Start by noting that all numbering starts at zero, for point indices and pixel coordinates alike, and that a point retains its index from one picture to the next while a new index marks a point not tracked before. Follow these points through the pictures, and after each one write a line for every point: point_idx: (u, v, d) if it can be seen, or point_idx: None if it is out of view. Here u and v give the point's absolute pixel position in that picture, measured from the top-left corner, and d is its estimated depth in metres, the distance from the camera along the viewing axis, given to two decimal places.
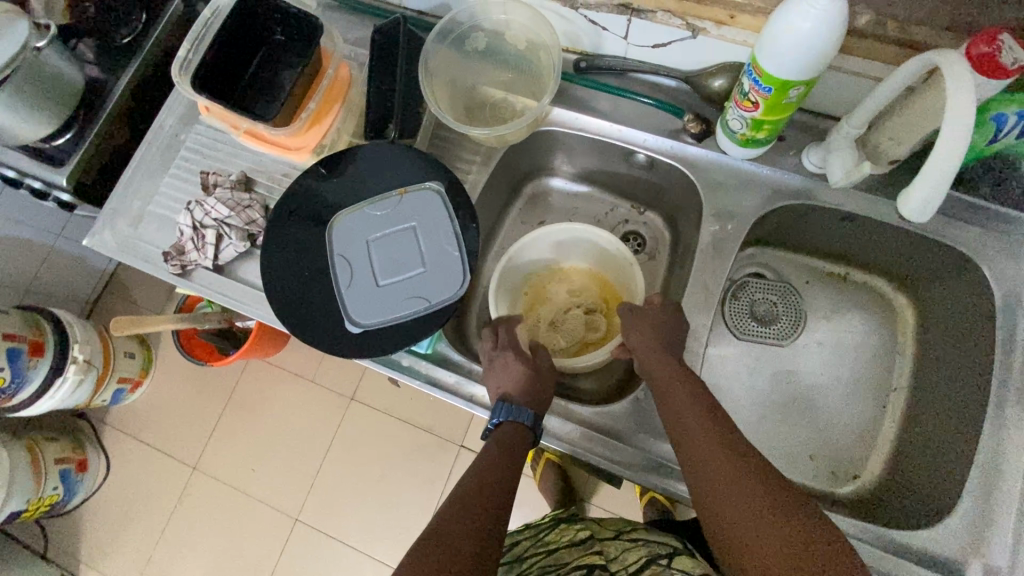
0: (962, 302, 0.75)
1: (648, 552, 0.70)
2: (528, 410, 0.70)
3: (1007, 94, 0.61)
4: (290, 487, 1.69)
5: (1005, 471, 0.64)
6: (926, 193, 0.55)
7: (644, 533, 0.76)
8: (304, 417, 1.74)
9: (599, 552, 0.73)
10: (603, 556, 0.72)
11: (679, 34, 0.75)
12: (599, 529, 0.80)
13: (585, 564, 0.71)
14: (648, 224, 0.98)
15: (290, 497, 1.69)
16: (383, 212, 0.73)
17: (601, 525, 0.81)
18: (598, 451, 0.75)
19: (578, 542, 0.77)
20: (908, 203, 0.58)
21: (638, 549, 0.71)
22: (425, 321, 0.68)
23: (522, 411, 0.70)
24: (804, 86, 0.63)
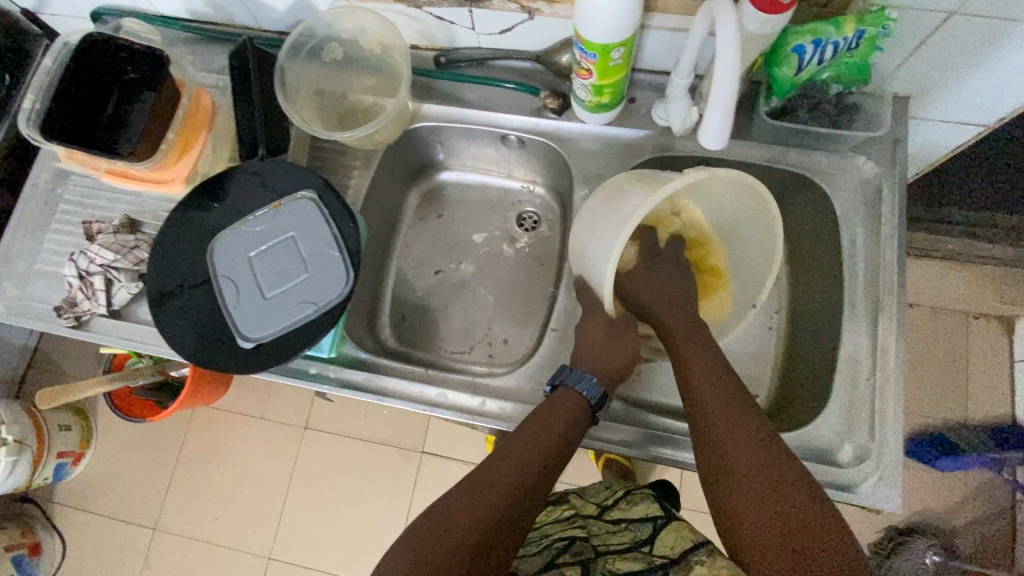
0: (816, 219, 0.82)
1: (633, 535, 0.66)
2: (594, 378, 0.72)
3: (797, 28, 0.67)
4: (259, 527, 1.67)
5: (862, 360, 0.73)
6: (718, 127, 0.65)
7: (625, 508, 0.72)
8: (261, 454, 1.72)
9: (580, 526, 0.70)
10: (586, 530, 0.69)
11: (518, 18, 0.80)
12: (584, 508, 0.74)
13: (567, 538, 0.68)
14: (540, 200, 1.03)
15: (260, 537, 1.66)
16: (261, 227, 0.74)
17: (583, 498, 0.77)
18: (605, 432, 0.78)
19: (561, 516, 0.74)
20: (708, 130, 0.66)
21: (623, 532, 0.67)
22: (318, 324, 0.71)
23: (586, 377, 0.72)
24: (623, 47, 0.68)
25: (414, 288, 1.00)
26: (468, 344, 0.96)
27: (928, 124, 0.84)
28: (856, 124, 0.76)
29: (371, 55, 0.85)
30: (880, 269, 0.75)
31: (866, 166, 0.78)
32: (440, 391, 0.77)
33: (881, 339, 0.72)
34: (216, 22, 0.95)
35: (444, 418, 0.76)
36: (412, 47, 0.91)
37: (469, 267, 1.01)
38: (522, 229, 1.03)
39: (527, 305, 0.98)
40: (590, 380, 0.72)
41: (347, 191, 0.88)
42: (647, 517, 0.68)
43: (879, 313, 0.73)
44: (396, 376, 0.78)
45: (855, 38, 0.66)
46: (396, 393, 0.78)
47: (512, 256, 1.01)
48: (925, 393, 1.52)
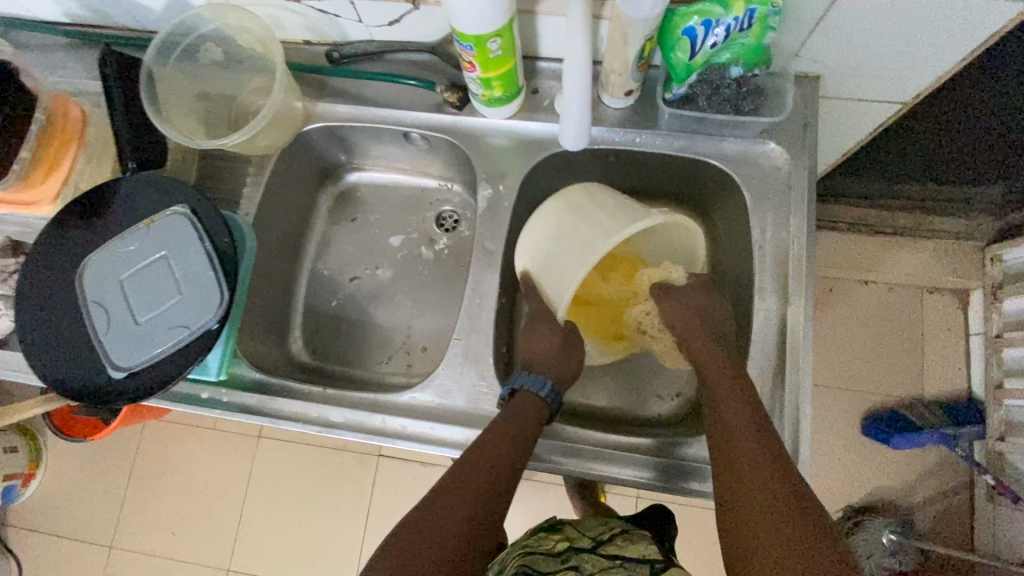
0: (732, 208, 0.78)
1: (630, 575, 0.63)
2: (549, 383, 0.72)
3: (685, 9, 0.63)
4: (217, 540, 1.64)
5: (773, 358, 0.69)
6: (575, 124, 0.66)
7: (623, 545, 0.69)
8: (217, 467, 1.68)
9: (576, 567, 0.65)
10: (579, 568, 0.65)
11: (402, 8, 0.74)
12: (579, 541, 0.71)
13: None
14: (458, 198, 0.98)
15: (219, 550, 1.64)
16: (132, 248, 0.70)
17: (577, 533, 0.73)
18: (585, 463, 0.72)
19: (554, 554, 0.68)
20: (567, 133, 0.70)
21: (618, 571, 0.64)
22: (192, 350, 0.66)
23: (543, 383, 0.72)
24: (499, 37, 0.63)
25: (328, 298, 0.95)
26: (386, 354, 0.92)
27: (846, 103, 0.80)
28: (762, 108, 0.71)
29: (252, 54, 0.79)
30: (792, 260, 0.71)
31: (775, 153, 0.74)
32: (338, 411, 0.73)
33: (792, 334, 0.69)
34: (94, 24, 0.89)
35: (341, 439, 0.72)
36: (303, 42, 0.85)
37: (386, 272, 0.96)
38: (441, 230, 0.98)
39: (446, 309, 0.93)
40: (544, 381, 0.72)
41: (240, 200, 0.83)
42: (644, 559, 0.66)
43: (790, 308, 0.70)
44: (292, 397, 0.74)
45: (746, 17, 0.62)
46: (291, 415, 0.73)
47: (431, 259, 0.96)
48: (881, 371, 1.50)
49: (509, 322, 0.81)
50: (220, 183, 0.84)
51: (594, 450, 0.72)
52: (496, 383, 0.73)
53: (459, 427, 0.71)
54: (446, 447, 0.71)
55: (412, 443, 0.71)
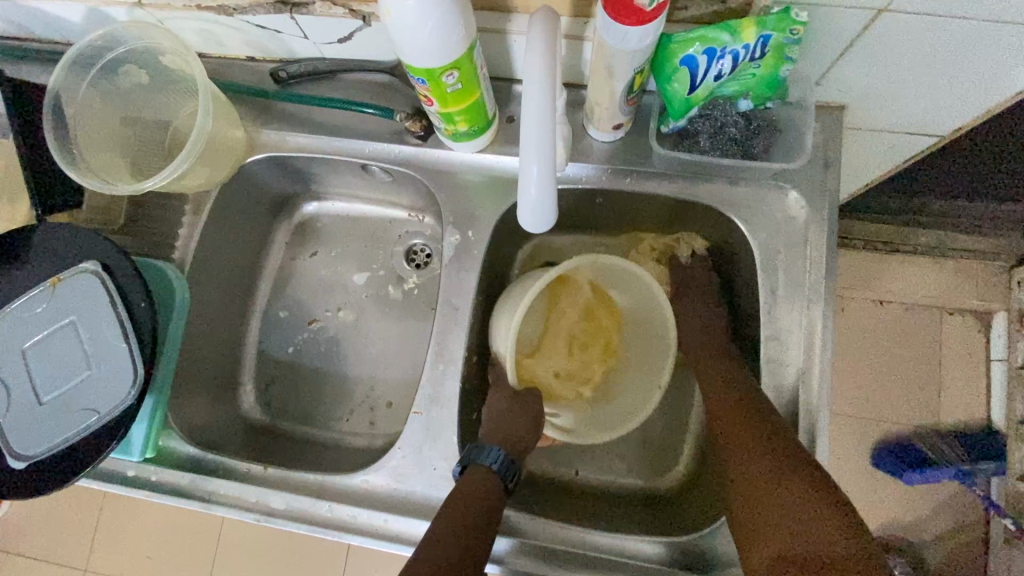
0: (738, 260, 0.67)
1: None
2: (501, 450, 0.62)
3: (685, 34, 0.51)
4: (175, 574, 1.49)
5: None
6: (539, 187, 0.44)
7: None
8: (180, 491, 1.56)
9: None
10: None
11: (352, 25, 0.63)
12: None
13: None
14: (429, 231, 0.88)
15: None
16: (35, 312, 0.60)
17: None
18: (562, 569, 0.60)
19: None
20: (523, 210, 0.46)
21: None
22: (102, 435, 0.57)
23: (493, 452, 0.62)
24: (457, 70, 0.52)
25: (284, 343, 0.85)
26: (348, 409, 0.83)
27: (873, 133, 0.68)
28: (773, 150, 0.61)
29: (182, 76, 0.69)
30: (806, 327, 0.60)
31: (791, 201, 0.62)
32: (279, 496, 0.64)
33: (806, 417, 0.59)
34: (10, 36, 0.77)
35: (282, 528, 0.63)
36: (246, 59, 0.74)
37: (349, 314, 0.86)
38: (411, 266, 0.87)
39: (415, 359, 0.83)
40: (497, 451, 0.62)
41: (175, 242, 0.73)
42: None
43: (804, 385, 0.59)
44: (227, 477, 0.65)
45: (758, 45, 0.51)
46: (226, 498, 0.65)
47: (399, 300, 0.86)
48: (899, 400, 1.36)
49: (477, 386, 0.72)
50: (152, 223, 0.73)
51: (578, 553, 0.61)
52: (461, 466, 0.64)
53: (416, 518, 0.62)
54: (399, 542, 0.62)
55: (362, 536, 0.62)
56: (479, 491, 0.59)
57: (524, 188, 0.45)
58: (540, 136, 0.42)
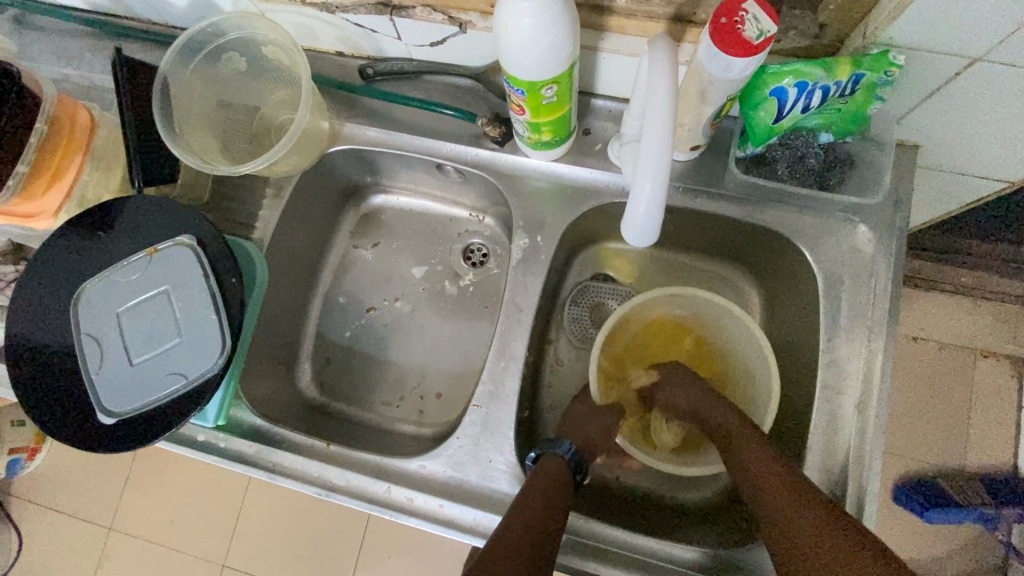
0: (797, 286, 0.69)
1: None
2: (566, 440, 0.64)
3: (779, 66, 0.54)
4: (198, 540, 1.53)
5: (836, 472, 0.60)
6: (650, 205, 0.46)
7: None
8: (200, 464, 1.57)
9: None
10: None
11: (448, 31, 0.66)
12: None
13: None
14: (489, 232, 0.91)
15: (200, 548, 1.52)
16: (132, 279, 0.63)
17: None
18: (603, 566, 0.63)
19: None
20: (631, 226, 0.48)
21: None
22: (186, 400, 0.61)
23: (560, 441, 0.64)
24: (556, 84, 0.55)
25: (341, 327, 0.89)
26: (398, 396, 0.85)
27: (942, 173, 0.69)
28: (848, 184, 0.63)
29: (279, 66, 0.72)
30: (866, 357, 0.62)
31: (860, 234, 0.64)
32: (340, 473, 0.67)
33: (860, 445, 0.60)
34: (116, 15, 0.82)
35: (339, 504, 0.66)
36: (335, 54, 0.78)
37: (405, 305, 0.89)
38: (467, 264, 0.90)
39: (465, 354, 0.86)
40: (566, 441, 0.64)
41: (255, 223, 0.77)
42: None
43: (861, 414, 0.61)
44: (291, 451, 0.68)
45: (850, 82, 0.53)
46: (289, 470, 0.68)
47: (454, 295, 0.89)
48: (927, 437, 1.35)
49: (531, 385, 0.74)
50: (234, 203, 0.77)
51: (619, 554, 0.64)
52: (514, 460, 0.66)
53: (469, 506, 0.65)
54: (451, 528, 0.64)
55: (415, 519, 0.65)
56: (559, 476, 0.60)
57: (632, 208, 0.47)
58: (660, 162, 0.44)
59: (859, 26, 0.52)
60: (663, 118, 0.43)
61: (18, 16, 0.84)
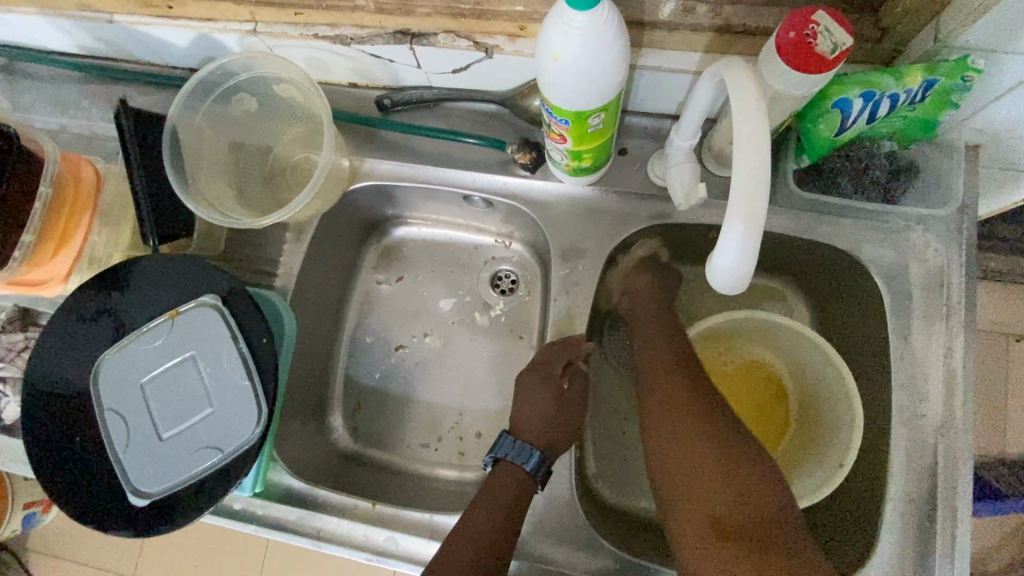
0: (856, 302, 0.65)
1: None
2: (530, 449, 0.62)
3: (844, 76, 0.50)
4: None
5: (923, 503, 0.56)
6: (739, 247, 0.40)
7: None
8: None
9: None
10: None
11: (473, 56, 0.62)
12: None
13: None
14: (516, 258, 0.86)
15: None
16: (155, 346, 0.59)
17: None
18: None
19: None
20: (718, 268, 0.42)
21: None
22: (222, 475, 0.56)
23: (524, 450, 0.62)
24: (604, 112, 0.51)
25: (370, 368, 0.84)
26: (435, 438, 0.81)
27: (999, 172, 0.66)
28: (910, 194, 0.59)
29: (292, 102, 0.69)
30: (945, 376, 0.58)
31: (927, 244, 0.60)
32: (389, 535, 0.63)
33: (945, 471, 0.56)
34: (112, 58, 0.77)
35: (393, 567, 0.62)
36: (348, 85, 0.73)
37: (435, 341, 0.85)
38: (496, 293, 0.86)
39: (503, 389, 0.82)
40: (529, 448, 0.62)
41: (276, 270, 0.72)
42: None
43: (944, 438, 0.57)
44: (335, 514, 0.64)
45: (922, 89, 0.49)
46: (334, 535, 0.64)
47: (485, 327, 0.85)
48: None
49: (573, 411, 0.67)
50: (252, 250, 0.73)
51: None
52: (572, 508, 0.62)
53: None
54: None
55: None
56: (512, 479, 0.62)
57: (724, 245, 0.40)
58: (758, 185, 0.38)
59: (929, 29, 0.48)
60: (753, 134, 0.39)
61: (6, 65, 0.79)
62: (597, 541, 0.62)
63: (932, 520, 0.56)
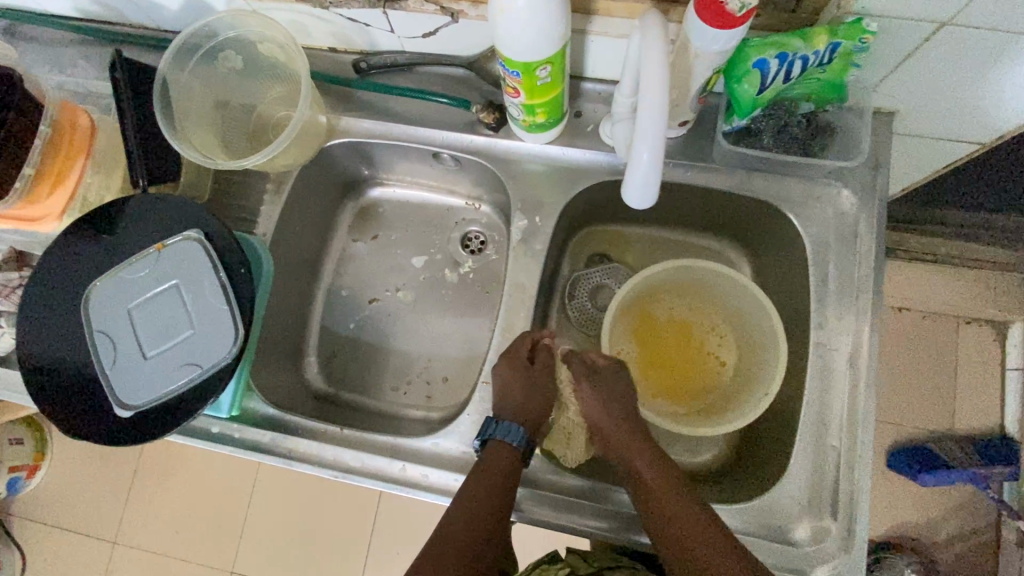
0: (784, 254, 0.72)
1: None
2: (517, 427, 0.65)
3: (760, 39, 0.56)
4: (205, 550, 1.53)
5: (832, 425, 0.63)
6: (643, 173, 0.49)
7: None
8: (204, 472, 1.56)
9: None
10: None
11: (440, 21, 0.68)
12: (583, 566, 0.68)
13: None
14: (485, 219, 0.93)
15: (210, 555, 1.52)
16: (142, 275, 0.65)
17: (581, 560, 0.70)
18: (594, 522, 0.66)
19: None
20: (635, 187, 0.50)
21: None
22: (201, 391, 0.62)
23: (512, 428, 0.65)
24: (550, 64, 0.57)
25: (346, 318, 0.90)
26: (406, 382, 0.87)
27: (916, 139, 0.73)
28: (829, 150, 0.66)
29: (275, 62, 0.74)
30: (855, 313, 0.65)
31: (843, 198, 0.67)
32: (355, 455, 0.69)
33: (852, 397, 0.63)
34: (107, 21, 0.82)
35: (362, 484, 0.68)
36: (329, 49, 0.79)
37: (408, 295, 0.91)
38: (466, 251, 0.92)
39: (470, 339, 0.88)
40: (512, 427, 0.65)
41: (257, 218, 0.78)
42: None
43: (852, 368, 0.64)
44: (307, 437, 0.70)
45: (828, 52, 0.55)
46: (305, 456, 0.69)
47: (455, 282, 0.91)
48: (915, 402, 1.37)
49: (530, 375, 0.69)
50: (237, 200, 0.79)
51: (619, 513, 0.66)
52: None
53: None
54: None
55: (433, 494, 0.67)
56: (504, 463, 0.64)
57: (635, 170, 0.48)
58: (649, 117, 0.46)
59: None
60: (659, 73, 0.45)
61: (8, 26, 0.84)
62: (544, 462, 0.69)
63: (838, 439, 0.63)
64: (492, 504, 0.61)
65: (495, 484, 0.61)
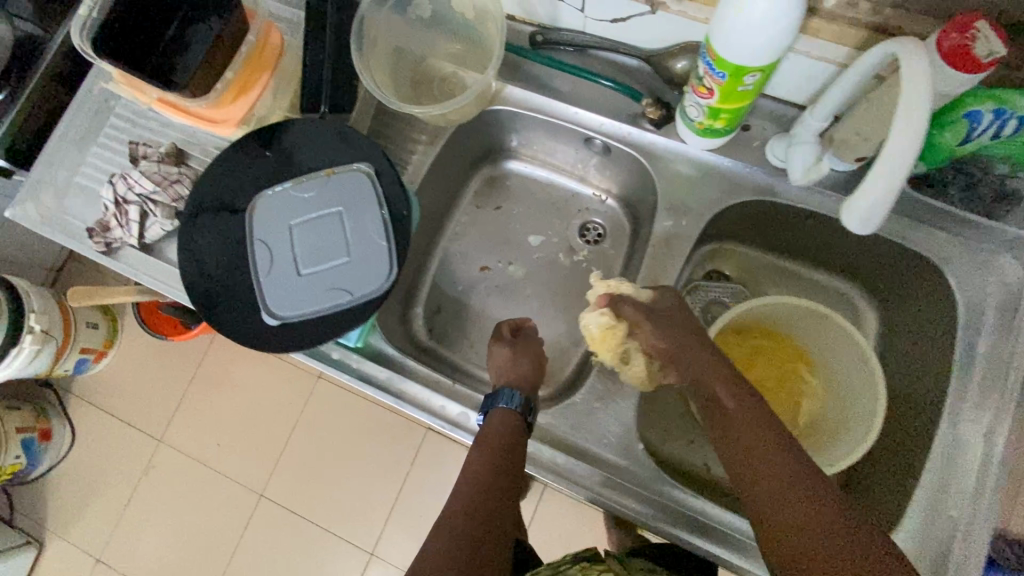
0: (923, 314, 0.71)
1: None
2: (515, 392, 0.69)
3: (982, 90, 0.55)
4: (241, 466, 1.58)
5: (952, 494, 0.62)
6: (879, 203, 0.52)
7: None
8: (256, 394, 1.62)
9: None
10: None
11: (637, 9, 0.68)
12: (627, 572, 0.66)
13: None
14: (609, 213, 0.93)
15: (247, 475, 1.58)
16: (308, 196, 0.67)
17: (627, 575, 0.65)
18: (707, 540, 0.66)
19: None
20: (852, 213, 0.54)
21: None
22: (346, 316, 0.64)
23: (512, 394, 0.69)
24: (761, 73, 0.57)
25: (455, 280, 0.92)
26: None
27: None
28: (1010, 216, 0.65)
29: (462, 19, 0.76)
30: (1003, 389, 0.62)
31: (1009, 269, 0.66)
32: (464, 411, 0.71)
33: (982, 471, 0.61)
34: None
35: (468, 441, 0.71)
36: (509, 17, 0.80)
37: (519, 270, 0.92)
38: (582, 240, 0.93)
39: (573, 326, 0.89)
40: (514, 393, 0.69)
41: (407, 165, 0.80)
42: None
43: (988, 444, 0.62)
44: (420, 383, 0.72)
45: None
46: (415, 400, 0.72)
47: (567, 268, 0.92)
48: None
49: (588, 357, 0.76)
50: (388, 144, 0.81)
51: (720, 530, 0.66)
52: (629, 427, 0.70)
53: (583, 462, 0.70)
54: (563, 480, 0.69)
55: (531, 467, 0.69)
56: (506, 427, 0.67)
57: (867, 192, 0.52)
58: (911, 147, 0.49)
59: None
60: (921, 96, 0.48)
61: None
62: (649, 463, 0.69)
63: (958, 511, 0.61)
64: (499, 473, 0.63)
65: (501, 446, 0.65)
